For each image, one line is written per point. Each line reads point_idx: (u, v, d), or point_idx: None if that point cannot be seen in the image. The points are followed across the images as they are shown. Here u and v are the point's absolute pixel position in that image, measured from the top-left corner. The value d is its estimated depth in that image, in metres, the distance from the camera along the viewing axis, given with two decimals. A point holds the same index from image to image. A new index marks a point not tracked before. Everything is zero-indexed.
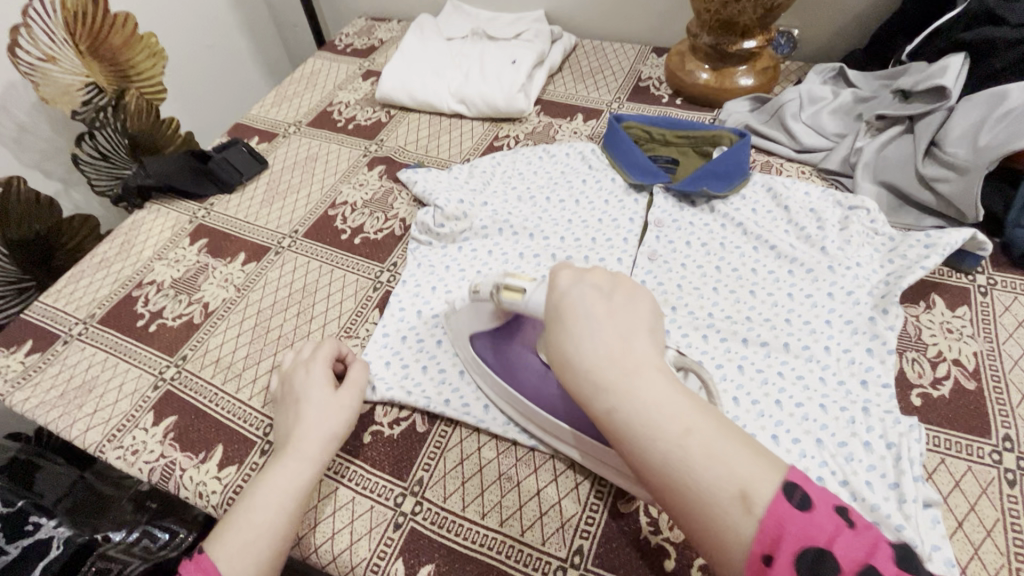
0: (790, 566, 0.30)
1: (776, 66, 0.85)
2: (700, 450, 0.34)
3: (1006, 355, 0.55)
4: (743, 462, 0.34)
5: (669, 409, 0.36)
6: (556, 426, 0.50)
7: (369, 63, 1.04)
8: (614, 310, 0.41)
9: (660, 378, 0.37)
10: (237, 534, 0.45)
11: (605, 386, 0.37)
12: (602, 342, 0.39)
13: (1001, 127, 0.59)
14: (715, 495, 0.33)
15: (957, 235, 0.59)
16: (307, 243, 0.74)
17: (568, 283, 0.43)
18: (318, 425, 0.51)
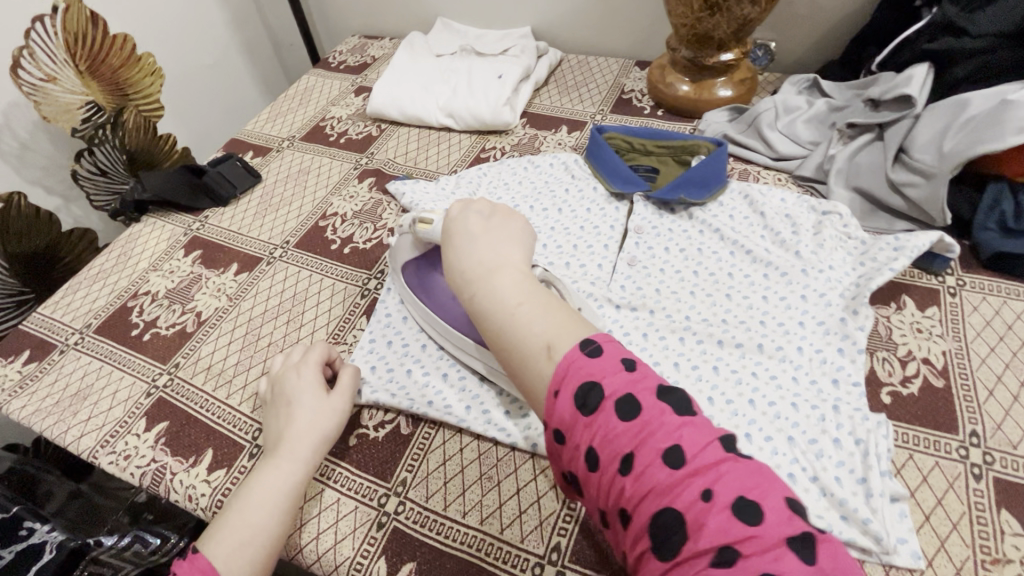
0: (569, 397, 0.39)
1: (753, 77, 0.87)
2: (523, 315, 0.45)
3: (974, 353, 0.57)
4: (555, 325, 0.44)
5: (505, 290, 0.47)
6: (463, 341, 0.58)
7: (361, 79, 1.07)
8: (490, 227, 0.53)
9: (505, 272, 0.48)
10: (230, 533, 0.46)
11: (469, 279, 0.49)
12: (473, 250, 0.51)
13: (964, 134, 0.61)
14: (528, 346, 0.44)
15: (925, 238, 0.61)
16: (298, 253, 0.76)
17: (458, 214, 0.55)
18: (307, 427, 0.53)
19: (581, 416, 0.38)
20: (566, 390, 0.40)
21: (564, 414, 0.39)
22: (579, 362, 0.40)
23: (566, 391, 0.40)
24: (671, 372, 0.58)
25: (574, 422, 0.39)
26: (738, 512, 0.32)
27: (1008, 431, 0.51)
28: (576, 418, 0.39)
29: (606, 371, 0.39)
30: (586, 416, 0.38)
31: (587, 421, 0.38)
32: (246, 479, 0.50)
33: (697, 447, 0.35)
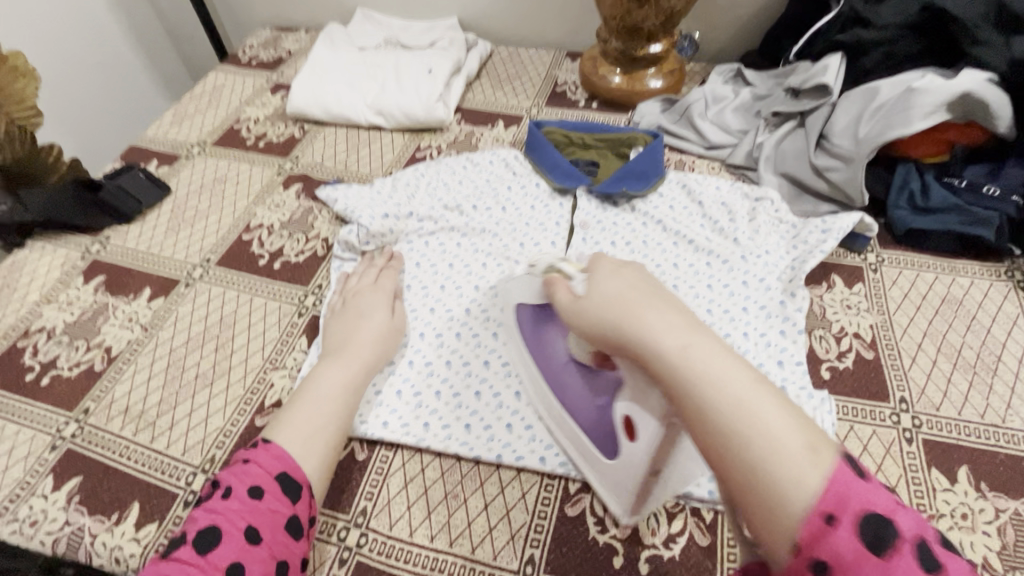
0: (799, 458, 0.30)
1: (682, 67, 0.89)
2: (759, 402, 0.32)
3: (897, 324, 0.61)
4: (794, 419, 0.32)
5: (726, 363, 0.34)
6: (574, 432, 0.51)
7: (277, 75, 0.99)
8: (654, 290, 0.41)
9: (709, 334, 0.36)
10: (298, 418, 0.50)
11: (672, 336, 0.36)
12: (659, 305, 0.39)
13: (876, 120, 0.66)
14: (782, 446, 0.31)
15: (847, 219, 0.66)
16: (221, 272, 0.69)
17: (610, 269, 0.44)
18: (368, 334, 0.57)
19: (810, 472, 0.30)
20: (846, 516, 0.28)
21: (786, 464, 0.30)
22: (853, 480, 0.29)
23: (847, 518, 0.28)
24: None
25: (859, 560, 0.27)
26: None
27: (931, 394, 0.56)
28: (864, 556, 0.27)
29: (883, 496, 0.29)
30: (879, 554, 0.27)
31: (817, 480, 0.29)
32: (311, 374, 0.54)
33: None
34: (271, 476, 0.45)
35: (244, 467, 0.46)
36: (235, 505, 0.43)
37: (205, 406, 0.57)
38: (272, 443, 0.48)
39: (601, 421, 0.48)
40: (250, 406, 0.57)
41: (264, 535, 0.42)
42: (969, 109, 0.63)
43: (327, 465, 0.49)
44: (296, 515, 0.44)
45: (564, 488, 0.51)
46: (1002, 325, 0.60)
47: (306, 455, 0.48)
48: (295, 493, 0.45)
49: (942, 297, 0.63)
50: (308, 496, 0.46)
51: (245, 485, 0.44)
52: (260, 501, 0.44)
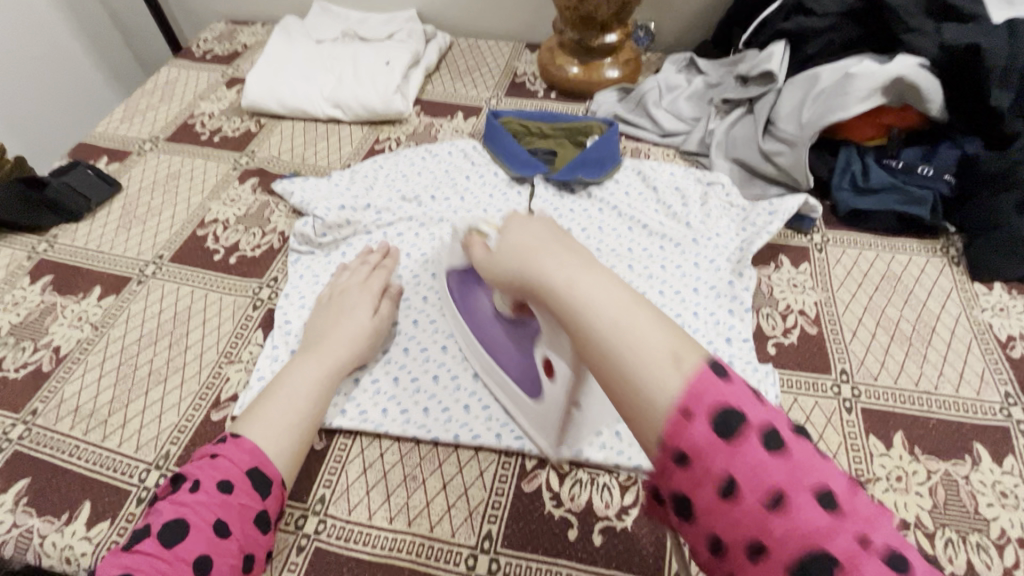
0: (706, 420, 0.30)
1: (637, 57, 0.91)
2: (637, 322, 0.33)
3: (840, 301, 0.64)
4: (667, 331, 0.33)
5: (611, 293, 0.35)
6: (510, 387, 0.53)
7: (232, 69, 0.97)
8: (548, 233, 0.41)
9: (601, 270, 0.37)
10: (265, 412, 0.49)
11: (562, 272, 0.37)
12: (556, 249, 0.39)
13: (818, 104, 0.68)
14: (652, 360, 0.32)
15: (793, 201, 0.68)
16: (175, 268, 0.68)
17: (514, 221, 0.42)
18: (348, 331, 0.56)
19: (722, 442, 0.30)
20: (701, 411, 0.30)
21: (699, 438, 0.30)
22: (716, 381, 0.31)
23: (803, 495, 0.28)
24: None
25: (711, 449, 0.30)
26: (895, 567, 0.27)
27: (870, 366, 0.58)
28: (714, 444, 0.30)
29: (742, 392, 0.31)
30: (728, 441, 0.30)
31: (728, 447, 0.29)
32: (285, 367, 0.53)
33: (844, 489, 0.29)
34: (240, 470, 0.45)
35: (212, 460, 0.45)
36: (203, 498, 0.43)
37: (159, 402, 0.57)
38: (244, 436, 0.47)
39: (528, 367, 0.50)
40: (205, 400, 0.57)
41: (231, 529, 0.42)
42: (902, 93, 0.66)
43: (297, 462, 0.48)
44: (265, 509, 0.44)
45: (521, 466, 0.52)
46: (936, 298, 0.64)
47: (279, 452, 0.47)
48: (265, 487, 0.45)
49: (882, 273, 0.66)
50: (278, 490, 0.46)
51: (212, 480, 0.44)
52: (228, 497, 0.43)
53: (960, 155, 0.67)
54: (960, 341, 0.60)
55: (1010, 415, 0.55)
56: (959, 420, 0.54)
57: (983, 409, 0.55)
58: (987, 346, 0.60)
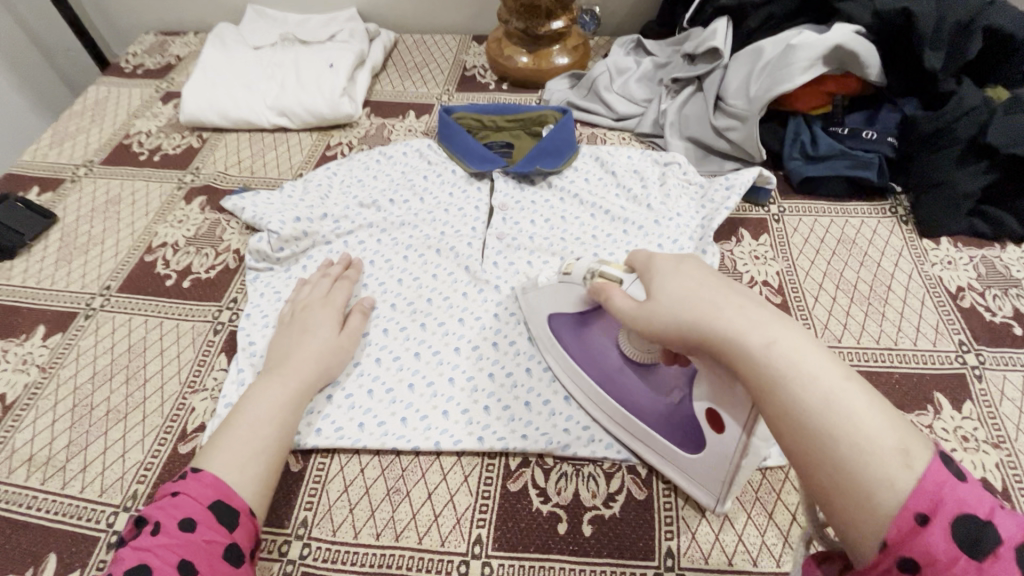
0: (944, 529, 0.28)
1: (585, 43, 0.90)
2: (851, 403, 0.32)
3: (800, 268, 0.66)
4: (885, 416, 0.32)
5: (816, 361, 0.34)
6: (654, 441, 0.49)
7: (167, 83, 0.92)
8: (711, 286, 0.40)
9: (796, 330, 0.36)
10: (230, 442, 0.47)
11: (756, 334, 0.36)
12: (731, 302, 0.38)
13: (764, 77, 0.69)
14: (872, 447, 0.31)
15: (747, 174, 0.69)
16: (125, 298, 0.65)
17: (670, 265, 0.43)
18: (312, 350, 0.55)
19: (966, 556, 0.27)
20: (942, 518, 0.28)
21: (935, 548, 0.28)
22: (951, 485, 0.29)
23: (941, 520, 0.28)
24: None
25: (954, 562, 0.27)
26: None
27: (833, 328, 0.61)
28: (958, 557, 0.28)
29: (981, 498, 0.29)
30: (971, 556, 0.28)
31: (972, 561, 0.27)
32: (248, 392, 0.52)
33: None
34: (203, 506, 0.43)
35: (172, 501, 0.43)
36: (165, 540, 0.40)
37: (121, 441, 0.54)
38: (202, 470, 0.45)
39: (672, 417, 0.48)
40: (171, 434, 0.54)
41: (199, 569, 0.40)
42: (842, 60, 0.67)
43: (263, 492, 0.46)
44: (235, 543, 0.42)
45: (506, 466, 0.52)
46: (889, 258, 0.66)
47: (242, 481, 0.45)
48: (232, 519, 0.43)
49: (838, 238, 0.68)
50: (248, 521, 0.44)
51: (173, 520, 0.42)
52: (194, 536, 0.41)
53: (900, 117, 0.69)
54: (914, 296, 0.63)
55: (965, 361, 0.58)
56: (919, 372, 0.57)
57: (941, 359, 0.58)
58: (939, 298, 0.63)
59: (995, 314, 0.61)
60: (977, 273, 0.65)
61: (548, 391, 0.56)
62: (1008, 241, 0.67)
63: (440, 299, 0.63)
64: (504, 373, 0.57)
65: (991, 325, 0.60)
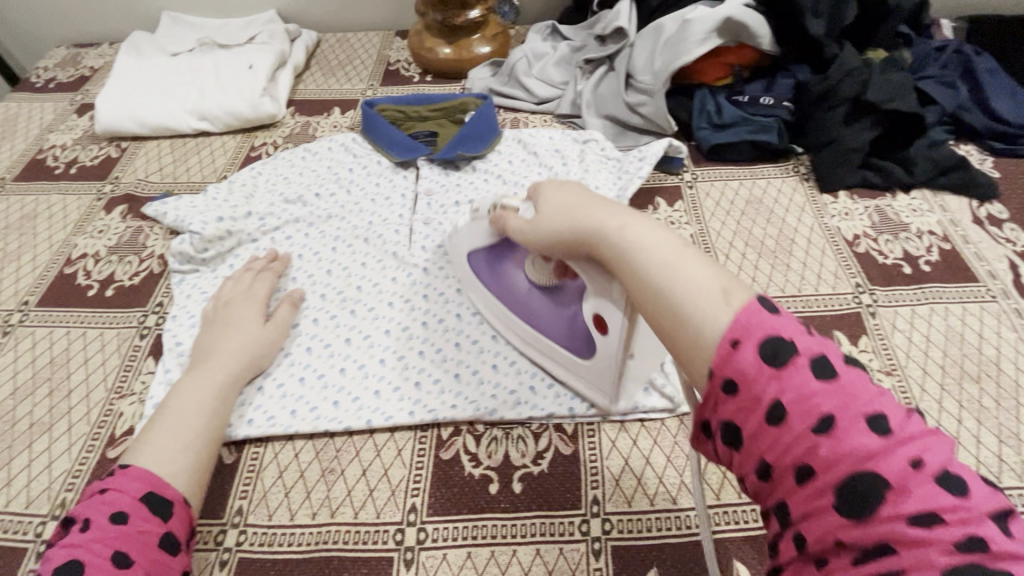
0: (754, 347, 0.29)
1: (505, 31, 0.93)
2: (684, 264, 0.34)
3: (712, 230, 0.70)
4: (714, 270, 0.34)
5: (660, 239, 0.37)
6: (560, 354, 0.55)
7: (82, 95, 0.90)
8: (588, 197, 0.43)
9: (649, 220, 0.39)
10: (156, 436, 0.47)
11: (612, 225, 0.39)
12: (601, 206, 0.41)
13: (666, 52, 0.73)
14: (697, 291, 0.33)
15: (658, 146, 0.73)
16: (45, 312, 0.64)
17: (552, 186, 0.46)
18: (236, 342, 0.56)
19: (768, 365, 0.29)
20: (750, 338, 0.30)
21: (745, 365, 0.29)
22: (762, 311, 0.30)
23: (750, 340, 0.30)
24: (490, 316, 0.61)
25: (759, 375, 0.29)
26: (952, 488, 0.25)
27: (742, 282, 0.65)
28: (762, 369, 0.29)
29: (792, 324, 0.30)
30: (774, 366, 0.29)
31: (775, 372, 0.29)
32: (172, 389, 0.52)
33: (898, 414, 0.27)
34: (135, 498, 0.43)
35: (99, 496, 0.42)
36: (96, 535, 0.40)
37: (46, 452, 0.53)
38: (131, 465, 0.45)
39: (574, 332, 0.53)
40: (99, 440, 0.54)
41: (133, 558, 0.40)
42: (735, 32, 0.71)
43: (196, 481, 0.47)
44: (170, 532, 0.43)
45: (439, 436, 0.54)
46: (793, 213, 0.71)
47: (173, 471, 0.46)
48: (166, 509, 0.43)
49: (747, 199, 0.73)
50: (183, 510, 0.44)
51: (102, 515, 0.41)
52: (126, 528, 0.41)
53: (794, 83, 0.74)
54: (816, 246, 0.68)
55: (861, 301, 0.62)
56: (820, 314, 0.62)
57: (841, 301, 0.63)
58: (838, 246, 0.67)
59: (888, 257, 0.66)
60: (871, 221, 0.70)
61: (476, 361, 0.58)
62: (898, 190, 0.72)
63: (369, 285, 0.65)
64: (433, 349, 0.59)
65: (885, 266, 0.65)
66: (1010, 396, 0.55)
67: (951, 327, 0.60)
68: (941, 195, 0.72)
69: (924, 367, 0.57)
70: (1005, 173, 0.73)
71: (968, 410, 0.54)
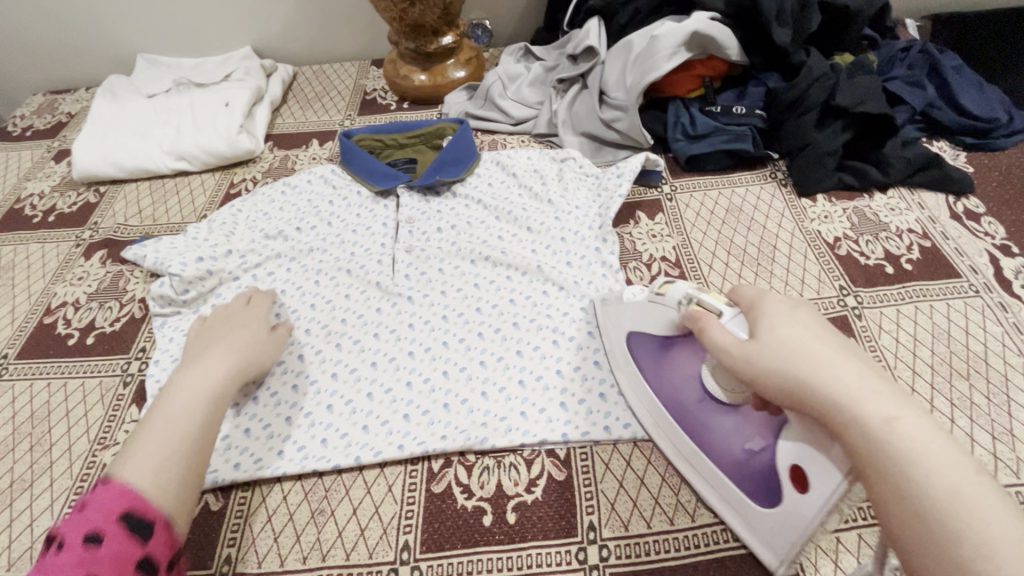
0: None
1: (478, 54, 0.93)
2: (975, 493, 0.29)
3: (694, 241, 0.70)
4: (1013, 513, 0.29)
5: (938, 445, 0.31)
6: (727, 489, 0.46)
7: (59, 142, 0.90)
8: (829, 346, 0.37)
9: (917, 409, 0.33)
10: (145, 442, 0.43)
11: (871, 402, 0.33)
12: (851, 368, 0.35)
13: (637, 67, 0.73)
14: (1000, 544, 0.28)
15: (635, 160, 0.73)
16: (25, 364, 0.62)
17: (784, 312, 0.40)
18: (233, 344, 0.54)
19: None
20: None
21: None
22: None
23: None
24: (478, 342, 0.61)
25: None
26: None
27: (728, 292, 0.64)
28: None
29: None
30: None
31: None
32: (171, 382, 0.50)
33: None
34: (109, 519, 0.38)
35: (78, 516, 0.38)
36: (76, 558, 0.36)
37: (28, 510, 0.52)
38: (112, 478, 0.40)
39: (750, 473, 0.44)
40: (82, 494, 0.52)
41: None
42: (704, 45, 0.72)
43: (182, 496, 0.42)
44: (150, 556, 0.38)
45: (429, 469, 0.53)
46: (773, 220, 0.71)
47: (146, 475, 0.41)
48: (145, 530, 0.39)
49: (726, 208, 0.73)
50: (166, 534, 0.40)
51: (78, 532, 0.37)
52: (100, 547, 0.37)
53: (765, 91, 0.75)
54: (798, 251, 0.68)
55: (846, 304, 0.62)
56: None
57: (826, 305, 0.63)
58: (820, 250, 0.68)
59: (869, 257, 0.67)
60: (850, 222, 0.70)
61: (465, 390, 0.57)
62: (875, 190, 0.73)
63: (354, 317, 0.64)
64: (421, 380, 0.58)
65: (867, 267, 0.66)
66: (1001, 391, 0.55)
67: (937, 325, 0.60)
68: (918, 193, 0.72)
69: (914, 366, 0.57)
70: (979, 168, 0.74)
71: (961, 408, 0.54)
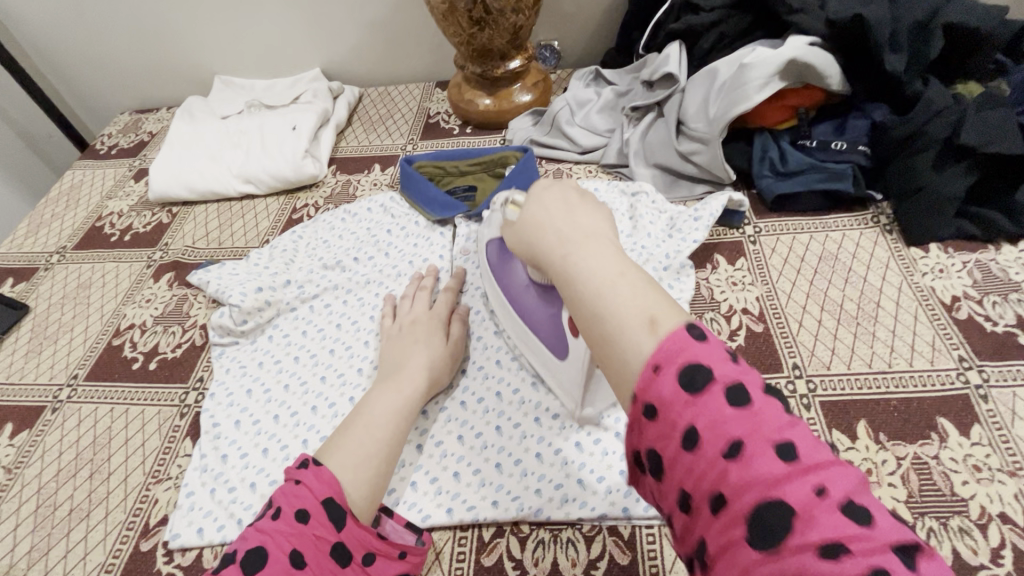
0: (673, 372, 0.29)
1: (545, 77, 0.89)
2: (626, 284, 0.33)
3: (782, 292, 0.62)
4: (650, 294, 0.33)
5: (606, 261, 0.36)
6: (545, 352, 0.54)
7: (139, 161, 0.94)
8: (558, 210, 0.41)
9: (601, 245, 0.37)
10: (353, 441, 0.47)
11: (562, 242, 0.38)
12: (560, 222, 0.40)
13: (722, 98, 0.68)
14: (625, 316, 0.32)
15: (717, 202, 0.66)
16: (93, 387, 0.64)
17: (537, 189, 0.44)
18: (424, 359, 0.56)
19: (684, 392, 0.28)
20: (670, 367, 0.29)
21: (663, 391, 0.29)
22: (688, 341, 0.29)
23: (671, 368, 0.29)
24: (532, 394, 0.57)
25: (675, 402, 0.28)
26: (854, 514, 0.24)
27: (819, 353, 0.57)
28: (678, 397, 0.28)
29: (716, 351, 0.29)
30: (689, 393, 0.28)
31: (689, 398, 0.28)
32: (364, 398, 0.53)
33: (808, 441, 0.26)
34: (317, 500, 0.42)
35: (295, 488, 0.42)
36: (291, 530, 0.40)
37: (83, 541, 0.52)
38: (322, 465, 0.44)
39: (558, 332, 0.52)
40: (134, 529, 0.52)
41: (305, 559, 0.39)
42: (801, 74, 0.65)
43: (370, 496, 0.45)
44: (342, 544, 0.41)
45: (480, 538, 0.49)
46: (876, 271, 0.63)
47: (355, 482, 0.45)
48: (342, 518, 0.42)
49: (818, 254, 0.65)
50: (357, 525, 0.43)
51: (294, 506, 0.41)
52: (345, 519, 0.42)
53: (869, 124, 0.66)
54: (906, 311, 0.59)
55: (968, 379, 0.53)
56: (918, 395, 0.53)
57: (940, 378, 0.54)
58: (933, 311, 0.59)
59: (997, 323, 0.57)
60: (972, 279, 0.60)
61: (519, 450, 0.53)
62: (1003, 241, 0.63)
63: None
64: (473, 435, 0.55)
65: (993, 335, 0.56)
66: None
67: None
68: None
69: None
70: None
71: None
